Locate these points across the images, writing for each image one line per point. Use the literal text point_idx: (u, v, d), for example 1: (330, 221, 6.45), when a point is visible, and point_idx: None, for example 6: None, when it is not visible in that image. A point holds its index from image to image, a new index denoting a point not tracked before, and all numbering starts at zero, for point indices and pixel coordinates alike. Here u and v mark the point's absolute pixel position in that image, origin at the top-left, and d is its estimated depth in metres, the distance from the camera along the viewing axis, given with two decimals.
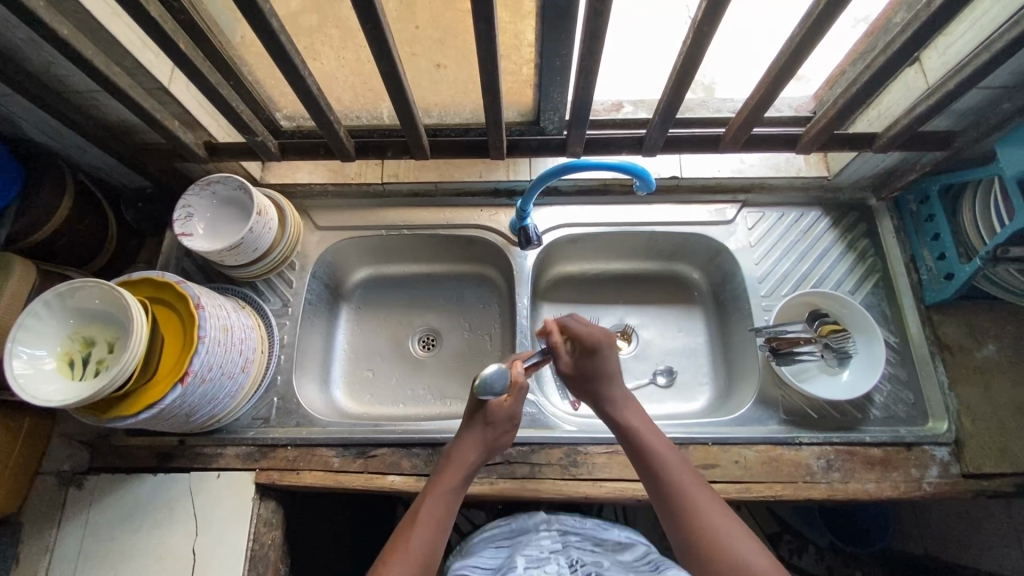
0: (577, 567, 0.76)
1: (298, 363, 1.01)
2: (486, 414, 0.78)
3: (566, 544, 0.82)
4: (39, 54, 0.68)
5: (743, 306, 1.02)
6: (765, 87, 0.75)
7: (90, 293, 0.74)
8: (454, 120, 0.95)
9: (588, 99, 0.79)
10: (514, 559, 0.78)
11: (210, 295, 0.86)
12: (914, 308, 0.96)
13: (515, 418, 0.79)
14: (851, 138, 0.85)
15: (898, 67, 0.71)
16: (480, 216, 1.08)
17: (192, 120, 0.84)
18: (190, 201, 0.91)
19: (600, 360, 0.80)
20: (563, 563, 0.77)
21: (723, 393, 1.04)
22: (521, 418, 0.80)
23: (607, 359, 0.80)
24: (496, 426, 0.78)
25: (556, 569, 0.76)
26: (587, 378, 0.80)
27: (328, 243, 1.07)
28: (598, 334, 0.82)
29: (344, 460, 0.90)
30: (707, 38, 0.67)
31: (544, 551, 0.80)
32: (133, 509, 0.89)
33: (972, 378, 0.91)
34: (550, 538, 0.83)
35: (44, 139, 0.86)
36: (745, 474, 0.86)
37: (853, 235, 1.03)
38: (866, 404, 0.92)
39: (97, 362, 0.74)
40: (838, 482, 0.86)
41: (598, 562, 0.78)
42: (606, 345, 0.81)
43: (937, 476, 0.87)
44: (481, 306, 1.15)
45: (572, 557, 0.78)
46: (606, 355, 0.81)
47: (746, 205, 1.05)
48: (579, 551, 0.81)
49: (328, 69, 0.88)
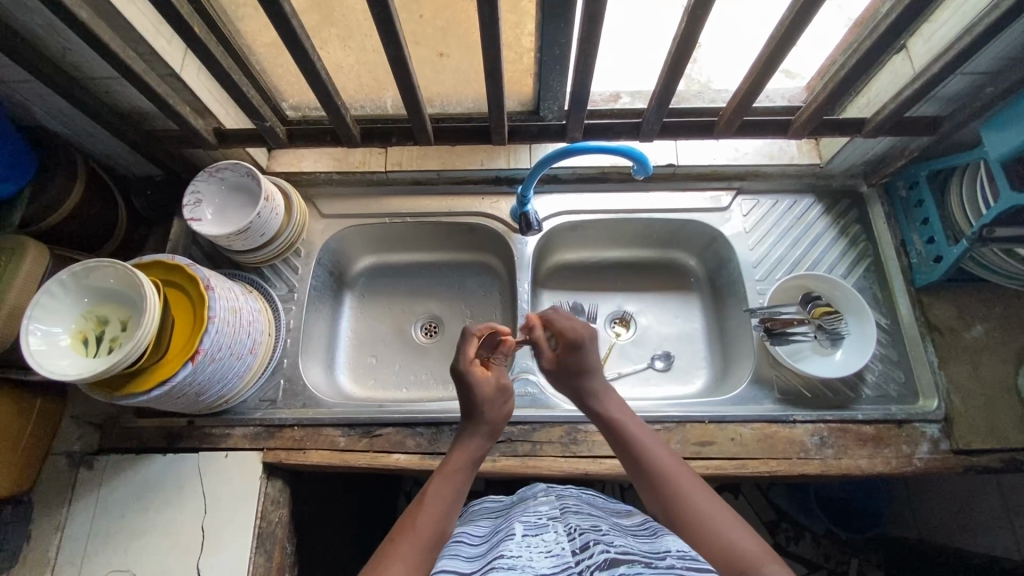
0: (576, 534, 0.61)
1: (304, 347, 1.03)
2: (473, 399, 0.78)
3: (568, 509, 0.69)
4: (58, 39, 0.71)
5: (738, 290, 1.04)
6: (756, 74, 0.78)
7: (104, 273, 0.76)
8: (456, 109, 0.98)
9: (587, 85, 0.81)
10: (511, 526, 0.65)
11: (220, 278, 0.89)
12: (905, 291, 0.99)
13: (506, 391, 0.80)
14: (841, 124, 0.88)
15: (885, 52, 0.73)
16: (481, 204, 1.10)
17: (202, 107, 0.86)
18: (200, 187, 0.93)
19: (585, 351, 0.81)
20: (563, 530, 0.63)
21: (719, 375, 1.06)
22: (510, 388, 0.81)
23: (589, 353, 0.81)
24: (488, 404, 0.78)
25: (553, 535, 0.62)
26: (567, 372, 0.81)
27: (332, 230, 1.09)
28: (579, 328, 0.83)
29: (349, 440, 0.92)
30: (700, 23, 0.69)
31: (542, 519, 0.66)
32: (143, 488, 0.91)
33: (961, 357, 0.94)
34: (553, 504, 0.70)
35: (56, 125, 0.88)
36: (741, 451, 0.89)
37: (845, 221, 1.05)
38: (859, 384, 0.95)
39: (111, 340, 0.76)
40: (831, 458, 0.88)
41: (601, 528, 0.64)
42: (589, 337, 0.83)
43: (927, 452, 0.89)
44: (483, 293, 1.17)
45: (572, 524, 0.64)
46: (587, 348, 0.82)
47: (741, 192, 1.08)
48: (582, 518, 0.67)
49: (334, 58, 0.91)
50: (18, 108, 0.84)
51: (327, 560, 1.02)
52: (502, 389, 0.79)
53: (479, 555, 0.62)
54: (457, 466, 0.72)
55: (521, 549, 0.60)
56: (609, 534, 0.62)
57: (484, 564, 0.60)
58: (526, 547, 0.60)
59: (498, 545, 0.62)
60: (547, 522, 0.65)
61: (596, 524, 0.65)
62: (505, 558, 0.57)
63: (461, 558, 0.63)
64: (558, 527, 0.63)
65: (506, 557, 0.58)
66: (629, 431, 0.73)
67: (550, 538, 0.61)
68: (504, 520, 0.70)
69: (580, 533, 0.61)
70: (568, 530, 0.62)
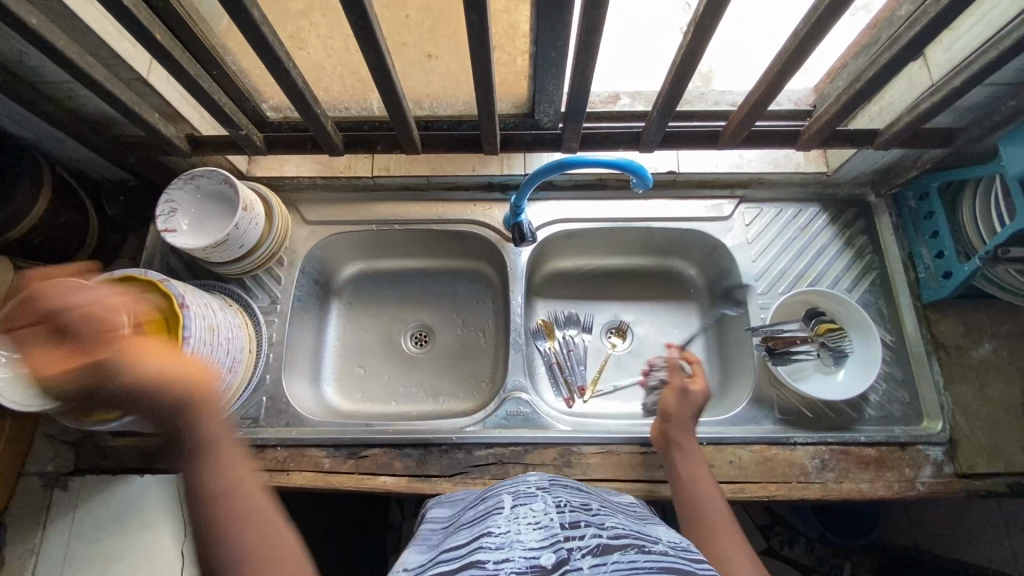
0: (567, 510, 0.56)
1: (288, 362, 0.99)
2: None
3: (557, 483, 0.65)
4: (11, 44, 0.65)
5: (739, 303, 1.01)
6: (767, 83, 0.72)
7: (68, 293, 0.72)
8: (446, 111, 0.91)
9: (585, 91, 0.76)
10: (499, 501, 0.60)
11: (196, 293, 0.84)
12: (911, 307, 0.95)
13: None
14: (852, 135, 0.83)
15: (904, 65, 0.68)
16: (473, 211, 1.06)
17: (173, 113, 0.81)
18: (173, 196, 0.88)
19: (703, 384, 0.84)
20: (552, 504, 0.58)
21: (718, 391, 1.03)
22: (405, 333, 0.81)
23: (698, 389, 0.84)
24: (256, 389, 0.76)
25: (542, 506, 0.57)
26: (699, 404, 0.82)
27: (317, 238, 1.04)
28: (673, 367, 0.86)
29: (335, 461, 0.89)
30: (708, 33, 0.64)
31: (531, 491, 0.62)
32: (120, 510, 0.88)
33: (967, 376, 0.91)
34: (540, 479, 0.66)
35: (18, 130, 0.83)
36: (740, 474, 0.86)
37: (851, 231, 1.01)
38: (861, 404, 0.92)
39: (78, 365, 0.72)
40: (832, 482, 0.86)
41: (592, 507, 0.60)
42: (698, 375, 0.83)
43: (930, 475, 0.87)
44: (475, 302, 1.13)
45: (562, 499, 0.59)
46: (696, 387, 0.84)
47: (744, 201, 1.04)
48: (572, 492, 0.63)
49: (315, 58, 0.85)
50: None
51: None
52: None
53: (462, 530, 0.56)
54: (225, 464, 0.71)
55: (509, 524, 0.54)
56: (601, 514, 0.58)
57: (468, 538, 0.53)
58: (514, 521, 0.54)
59: (484, 518, 0.56)
60: (536, 495, 0.60)
61: (587, 502, 0.60)
62: (491, 535, 0.52)
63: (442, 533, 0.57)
64: (547, 500, 0.58)
65: (492, 533, 0.52)
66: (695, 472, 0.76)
67: (539, 509, 0.56)
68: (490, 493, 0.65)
69: (570, 510, 0.56)
70: (558, 505, 0.57)
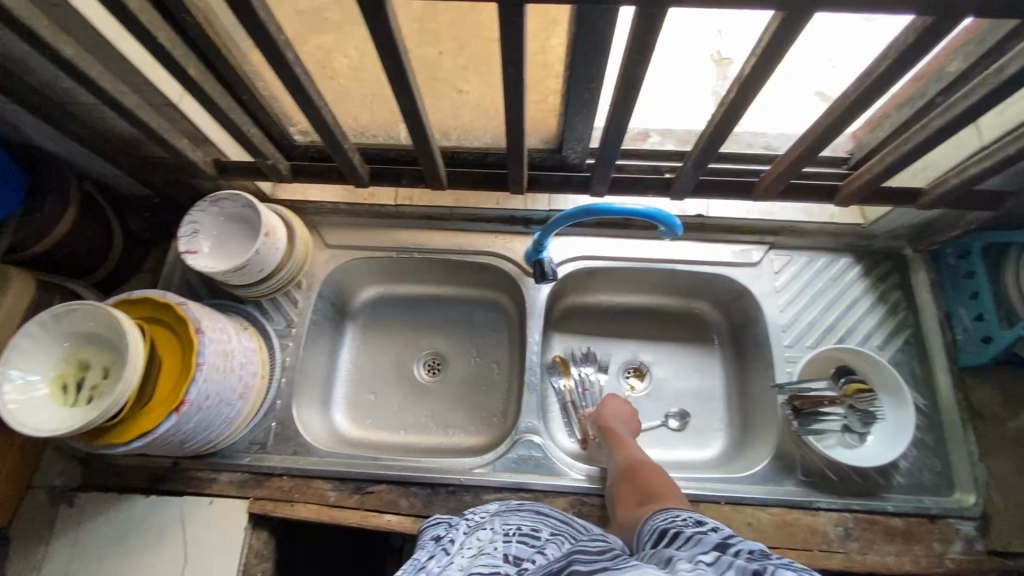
0: (512, 534, 0.61)
1: (299, 387, 0.98)
2: None
3: (512, 507, 0.70)
4: (46, 69, 0.65)
5: (764, 353, 0.97)
6: (810, 141, 0.70)
7: (85, 315, 0.71)
8: (473, 144, 0.93)
9: (618, 137, 0.75)
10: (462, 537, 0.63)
11: (212, 317, 0.83)
12: (946, 369, 0.91)
13: None
14: (894, 193, 0.80)
15: (956, 130, 0.65)
16: (494, 243, 1.04)
17: (202, 138, 0.81)
18: (196, 217, 0.88)
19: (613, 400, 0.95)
20: (499, 528, 0.63)
21: (736, 443, 0.99)
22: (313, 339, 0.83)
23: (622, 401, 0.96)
24: None
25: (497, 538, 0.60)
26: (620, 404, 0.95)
27: (336, 262, 1.04)
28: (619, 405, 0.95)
29: (340, 495, 0.87)
30: (752, 93, 0.62)
31: (483, 522, 0.67)
32: (122, 531, 0.86)
33: (1004, 449, 0.87)
34: (500, 506, 0.72)
35: (49, 146, 0.84)
36: (758, 538, 0.82)
37: (885, 285, 0.97)
38: (891, 470, 0.87)
39: (91, 388, 0.71)
40: (856, 552, 0.82)
41: (539, 528, 0.64)
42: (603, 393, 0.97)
43: (961, 552, 0.82)
44: (490, 333, 1.11)
45: (510, 523, 0.64)
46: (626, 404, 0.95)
47: (774, 248, 1.01)
48: (524, 514, 0.68)
49: (346, 88, 0.84)
50: (9, 129, 0.79)
51: None
52: None
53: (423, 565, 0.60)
54: None
55: (459, 559, 0.58)
56: (547, 535, 0.62)
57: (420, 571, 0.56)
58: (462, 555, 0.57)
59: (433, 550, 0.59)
60: (485, 525, 0.66)
61: (535, 524, 0.65)
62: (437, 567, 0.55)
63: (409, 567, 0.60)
64: (495, 527, 0.63)
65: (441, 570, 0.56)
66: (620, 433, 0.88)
67: (486, 538, 0.61)
68: (453, 526, 0.70)
69: (515, 534, 0.61)
70: (506, 529, 0.62)
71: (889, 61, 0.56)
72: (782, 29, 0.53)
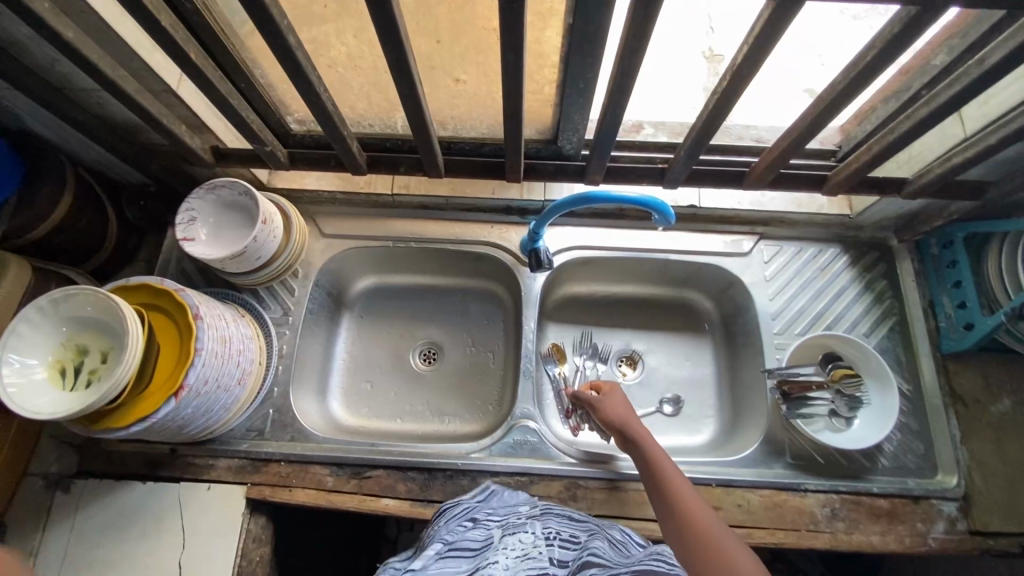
0: (553, 540, 0.70)
1: (296, 374, 0.99)
2: None
3: (547, 509, 0.77)
4: (44, 52, 0.65)
5: (754, 341, 0.99)
6: (800, 130, 0.72)
7: (84, 300, 0.72)
8: (470, 134, 0.92)
9: (613, 127, 0.76)
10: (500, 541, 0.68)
11: (210, 304, 0.84)
12: (930, 356, 0.94)
13: None
14: (881, 183, 0.83)
15: (940, 119, 0.67)
16: (490, 233, 1.05)
17: (199, 124, 0.81)
18: (193, 204, 0.88)
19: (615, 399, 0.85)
20: (540, 532, 0.71)
21: (727, 429, 1.02)
22: None
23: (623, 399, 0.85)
24: None
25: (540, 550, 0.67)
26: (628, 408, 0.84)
27: (333, 251, 1.04)
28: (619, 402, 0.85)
29: (337, 480, 0.88)
30: (744, 82, 0.64)
31: (521, 519, 0.74)
32: (119, 517, 0.87)
33: (985, 433, 0.89)
34: (532, 507, 0.78)
35: (44, 132, 0.84)
36: (748, 519, 0.84)
37: (872, 275, 1.00)
38: (876, 453, 0.89)
39: (89, 372, 0.71)
40: (842, 532, 0.84)
41: (579, 536, 0.72)
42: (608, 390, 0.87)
43: (943, 531, 0.85)
44: (486, 322, 1.12)
45: (550, 528, 0.72)
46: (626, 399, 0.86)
47: (764, 238, 1.03)
48: (560, 519, 0.75)
49: (344, 77, 0.85)
50: (4, 114, 0.79)
51: None
52: None
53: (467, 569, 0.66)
54: None
55: (505, 556, 0.67)
56: (586, 541, 0.71)
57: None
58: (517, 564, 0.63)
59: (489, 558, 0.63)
60: (524, 522, 0.73)
61: (575, 531, 0.73)
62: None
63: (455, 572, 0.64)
64: (536, 533, 0.71)
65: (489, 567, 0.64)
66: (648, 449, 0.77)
67: (527, 541, 0.69)
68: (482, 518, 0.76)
69: (556, 541, 0.70)
70: (546, 535, 0.71)
71: (875, 52, 0.58)
72: (773, 18, 0.54)
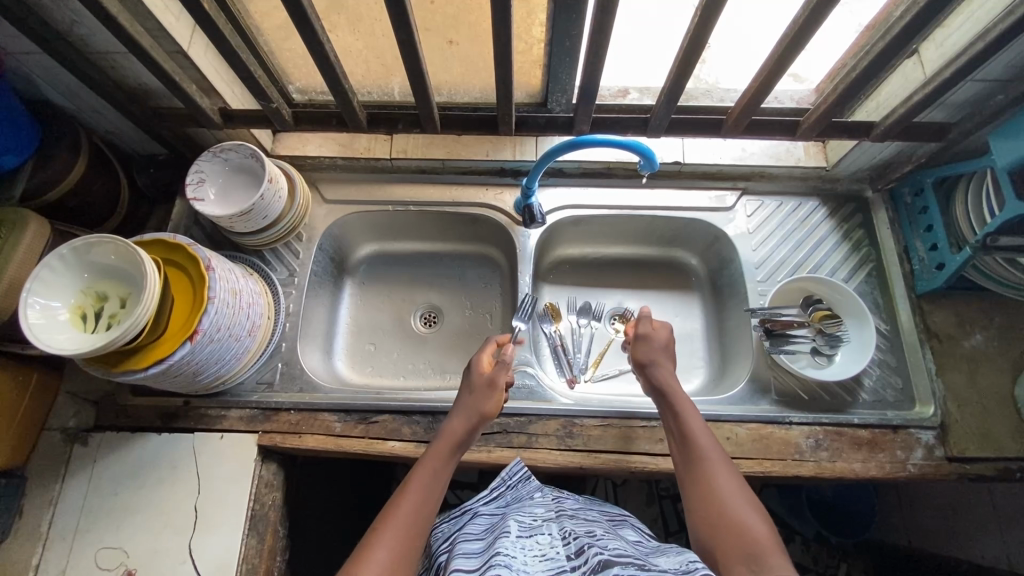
0: (571, 538, 0.63)
1: (302, 332, 1.03)
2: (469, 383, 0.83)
3: (562, 513, 0.73)
4: (66, 12, 0.71)
5: (739, 290, 1.04)
6: (769, 71, 0.78)
7: (105, 249, 0.76)
8: (463, 98, 0.98)
9: (596, 78, 0.82)
10: (506, 525, 0.67)
11: (221, 259, 0.88)
12: (906, 297, 0.99)
13: (497, 382, 0.82)
14: (850, 127, 0.89)
15: (897, 54, 0.73)
16: (485, 195, 1.10)
17: (209, 86, 0.86)
18: (203, 167, 0.93)
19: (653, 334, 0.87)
20: (557, 534, 0.65)
21: (716, 376, 1.06)
22: (504, 383, 0.82)
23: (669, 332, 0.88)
24: (476, 392, 0.81)
25: (549, 539, 0.64)
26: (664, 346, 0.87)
27: (335, 216, 1.09)
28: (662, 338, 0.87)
29: (345, 426, 0.92)
30: (712, 19, 0.70)
31: (537, 520, 0.69)
32: (136, 466, 0.91)
33: (958, 364, 0.94)
34: (548, 510, 0.73)
35: (59, 99, 0.89)
36: (736, 450, 0.89)
37: (849, 225, 1.05)
38: (856, 388, 0.95)
39: (110, 316, 0.75)
40: (826, 460, 0.89)
41: (595, 532, 0.66)
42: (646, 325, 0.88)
43: (921, 458, 0.89)
44: (484, 285, 1.17)
45: (567, 528, 0.66)
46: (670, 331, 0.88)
47: (746, 193, 1.08)
48: (577, 521, 0.70)
49: (344, 42, 0.90)
50: (21, 79, 0.84)
51: (313, 547, 1.02)
52: (492, 382, 0.81)
53: (477, 553, 0.62)
54: (440, 451, 0.74)
55: (520, 552, 0.61)
56: (603, 537, 0.65)
57: (481, 562, 0.59)
58: (520, 548, 0.61)
59: (494, 542, 0.63)
60: (540, 524, 0.68)
61: (591, 529, 0.67)
62: (502, 555, 0.58)
63: (456, 555, 0.63)
64: (554, 533, 0.65)
65: (502, 554, 0.59)
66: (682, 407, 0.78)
67: (544, 541, 0.63)
68: (489, 512, 0.76)
69: (574, 538, 0.63)
70: (563, 534, 0.65)
71: None
72: None
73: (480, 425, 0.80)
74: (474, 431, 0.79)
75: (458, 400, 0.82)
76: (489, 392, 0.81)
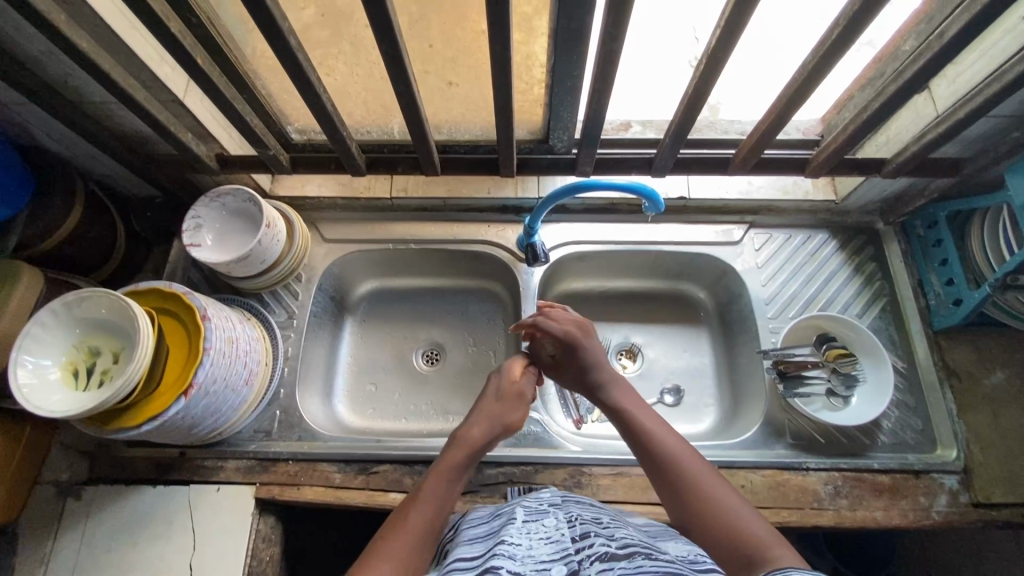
0: (577, 523, 0.58)
1: (301, 376, 1.00)
2: (497, 389, 0.77)
3: (569, 497, 0.67)
4: (60, 67, 0.70)
5: (750, 327, 1.01)
6: (777, 111, 0.76)
7: (97, 303, 0.74)
8: (463, 136, 0.95)
9: (600, 120, 0.80)
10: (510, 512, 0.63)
11: (217, 306, 0.86)
12: (922, 333, 0.96)
13: (525, 395, 0.78)
14: (859, 164, 0.87)
15: (908, 96, 0.71)
16: (487, 232, 1.08)
17: (205, 133, 0.85)
18: (199, 212, 0.91)
19: (583, 347, 0.80)
20: (563, 517, 0.60)
21: (728, 415, 1.03)
22: (531, 400, 0.79)
23: (588, 349, 0.80)
24: (505, 401, 0.76)
25: (554, 522, 0.59)
26: (572, 368, 0.80)
27: (335, 256, 1.07)
28: (572, 328, 0.82)
29: (345, 476, 0.90)
30: (719, 65, 0.68)
31: (543, 506, 0.64)
32: (129, 521, 0.88)
33: (979, 405, 0.90)
34: (555, 494, 0.68)
35: (55, 147, 0.88)
36: (751, 499, 0.85)
37: (861, 258, 1.03)
38: (874, 430, 0.91)
39: (102, 373, 0.73)
40: (845, 508, 0.85)
41: (603, 519, 0.61)
42: (585, 337, 0.82)
43: (946, 505, 0.85)
44: (487, 321, 1.14)
45: (573, 512, 0.61)
46: (586, 345, 0.81)
47: (754, 226, 1.06)
48: (583, 506, 0.64)
49: (341, 84, 0.89)
50: (17, 130, 0.83)
51: None
52: (521, 394, 0.78)
53: (479, 540, 0.58)
54: (454, 460, 0.68)
55: (525, 538, 0.56)
56: (611, 524, 0.59)
57: (484, 549, 0.55)
58: (526, 534, 0.56)
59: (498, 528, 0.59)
60: (548, 509, 0.63)
61: (598, 515, 0.62)
62: (506, 544, 0.54)
63: (460, 542, 0.59)
64: (559, 516, 0.60)
65: (507, 543, 0.54)
66: (638, 418, 0.70)
67: (550, 525, 0.58)
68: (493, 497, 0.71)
69: (580, 522, 0.58)
70: (569, 518, 0.60)
71: (839, 29, 0.62)
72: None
73: (502, 434, 0.75)
74: (494, 441, 0.73)
75: (479, 404, 0.76)
76: (519, 403, 0.77)
